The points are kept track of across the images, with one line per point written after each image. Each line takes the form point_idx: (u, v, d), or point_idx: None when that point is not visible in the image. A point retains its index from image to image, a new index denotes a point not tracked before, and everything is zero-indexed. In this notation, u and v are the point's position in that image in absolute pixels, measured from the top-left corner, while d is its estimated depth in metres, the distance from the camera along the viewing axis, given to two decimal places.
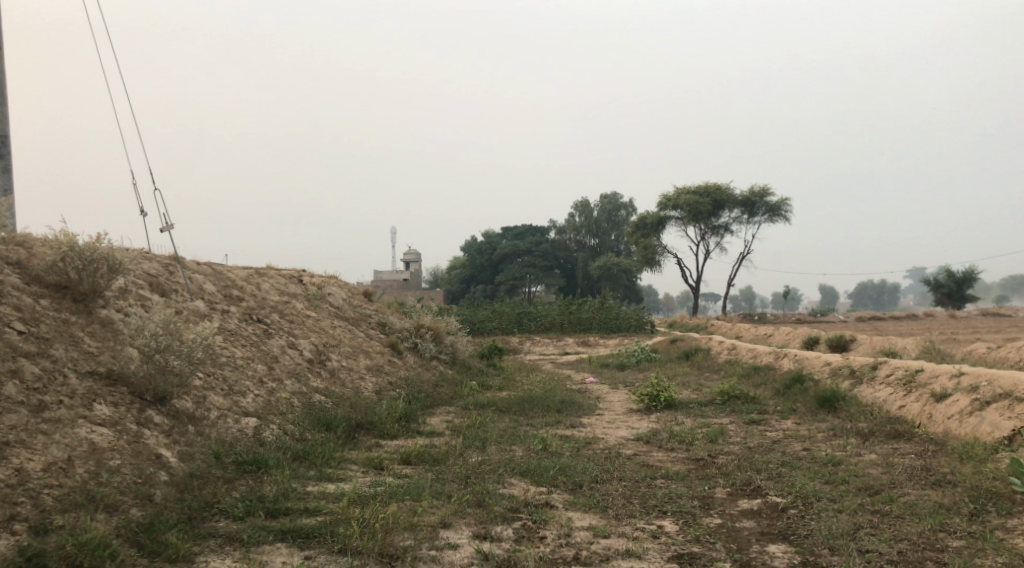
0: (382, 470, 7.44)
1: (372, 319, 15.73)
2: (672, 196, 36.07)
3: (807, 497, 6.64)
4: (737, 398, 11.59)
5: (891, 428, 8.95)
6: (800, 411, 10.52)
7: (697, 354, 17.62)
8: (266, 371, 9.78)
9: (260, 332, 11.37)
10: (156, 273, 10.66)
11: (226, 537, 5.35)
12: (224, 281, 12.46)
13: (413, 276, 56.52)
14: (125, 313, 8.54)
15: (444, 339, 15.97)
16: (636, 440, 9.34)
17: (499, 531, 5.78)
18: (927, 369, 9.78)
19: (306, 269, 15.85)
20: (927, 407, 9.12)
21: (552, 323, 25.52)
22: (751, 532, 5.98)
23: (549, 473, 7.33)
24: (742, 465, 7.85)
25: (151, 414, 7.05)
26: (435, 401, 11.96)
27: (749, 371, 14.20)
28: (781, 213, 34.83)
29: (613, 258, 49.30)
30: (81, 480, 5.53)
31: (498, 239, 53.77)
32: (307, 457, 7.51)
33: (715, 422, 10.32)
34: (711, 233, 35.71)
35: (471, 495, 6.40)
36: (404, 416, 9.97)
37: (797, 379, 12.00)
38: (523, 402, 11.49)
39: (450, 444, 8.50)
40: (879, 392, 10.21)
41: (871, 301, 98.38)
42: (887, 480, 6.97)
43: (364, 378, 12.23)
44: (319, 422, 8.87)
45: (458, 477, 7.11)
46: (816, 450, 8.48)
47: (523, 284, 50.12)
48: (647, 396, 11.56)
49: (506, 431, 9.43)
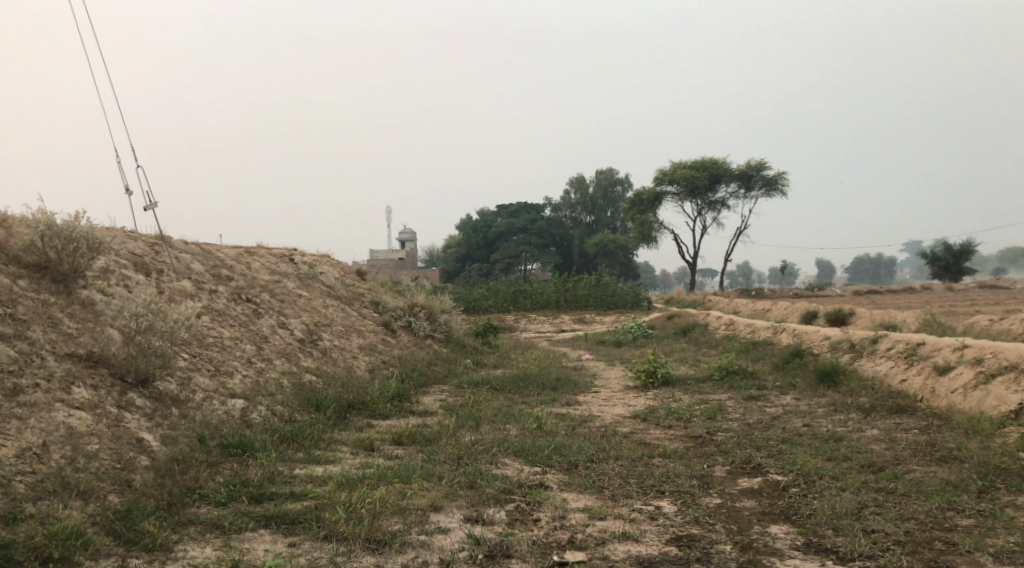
0: (372, 452, 7.24)
1: (365, 298, 15.51)
2: (668, 171, 35.77)
3: (809, 475, 6.45)
4: (736, 374, 11.39)
5: (893, 402, 8.76)
6: (800, 387, 10.33)
7: (694, 329, 17.42)
8: (255, 352, 9.55)
9: (250, 312, 11.13)
10: (142, 252, 10.41)
11: (207, 524, 5.15)
12: (213, 260, 12.22)
13: (409, 255, 56.31)
14: (108, 294, 8.30)
15: (438, 318, 15.75)
16: (633, 417, 9.15)
17: (492, 514, 5.59)
18: (929, 342, 9.59)
19: (297, 249, 15.60)
20: (930, 381, 8.93)
21: (548, 300, 25.31)
22: (752, 512, 5.79)
23: (544, 453, 7.13)
24: (741, 443, 7.66)
25: (132, 397, 6.82)
26: (429, 379, 11.77)
27: (747, 346, 14.01)
28: (777, 187, 34.56)
29: (609, 235, 49.05)
30: (56, 466, 5.32)
31: (494, 217, 53.45)
32: (295, 439, 7.30)
33: (714, 399, 10.13)
34: (707, 209, 35.46)
35: (463, 477, 6.20)
36: (396, 396, 9.76)
37: (796, 354, 11.81)
38: (518, 380, 11.28)
39: (443, 424, 8.29)
40: (880, 365, 10.01)
41: (868, 275, 98.38)
42: (891, 456, 6.79)
43: (357, 357, 12.00)
44: (308, 403, 8.66)
45: (450, 458, 6.91)
46: (817, 426, 8.29)
47: (519, 262, 49.84)
48: (643, 372, 11.37)
49: (500, 410, 9.23)
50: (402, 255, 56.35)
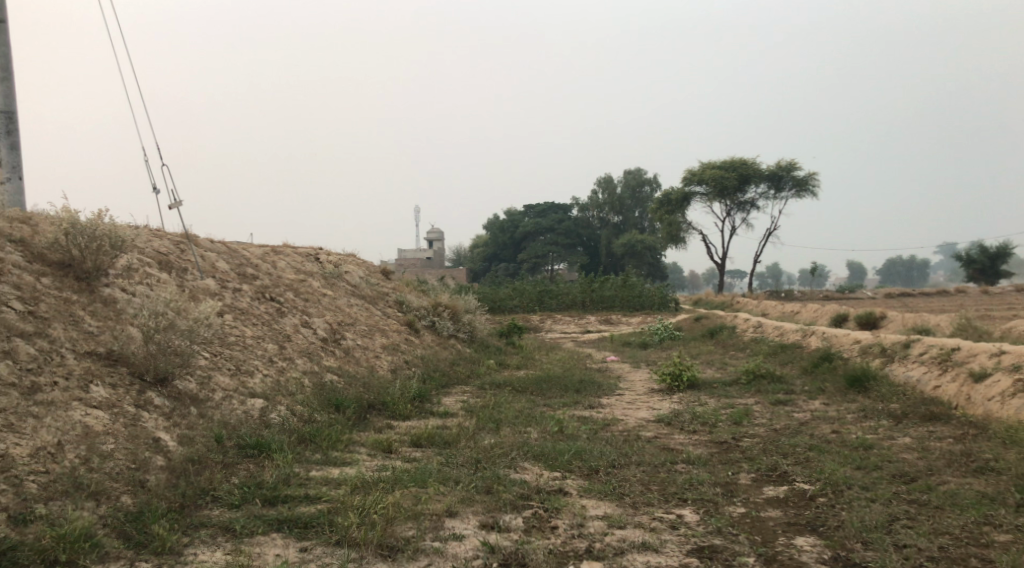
0: (390, 454, 7.14)
1: (390, 297, 15.46)
2: (697, 171, 35.45)
3: (837, 484, 6.27)
4: (763, 378, 11.18)
5: (927, 409, 8.52)
6: (829, 391, 10.10)
7: (722, 331, 17.18)
8: (276, 351, 9.50)
9: (273, 311, 11.09)
10: (166, 250, 10.40)
11: (219, 527, 5.08)
12: (238, 258, 12.21)
13: (436, 254, 56.38)
14: (130, 292, 8.27)
15: (462, 318, 15.67)
16: (657, 421, 8.99)
17: (508, 520, 5.48)
18: (964, 347, 9.33)
19: (322, 248, 15.58)
20: (965, 388, 8.68)
21: (573, 300, 25.16)
22: (777, 522, 5.63)
23: (564, 457, 7.01)
24: (767, 449, 7.47)
25: (150, 397, 6.78)
26: (451, 380, 11.69)
27: (775, 349, 13.77)
28: (808, 188, 34.12)
29: (637, 235, 48.76)
30: (70, 466, 5.28)
31: (521, 216, 53.32)
32: (314, 439, 7.22)
33: (740, 403, 9.94)
34: (736, 209, 35.10)
35: (481, 482, 6.09)
36: (417, 396, 9.68)
37: (825, 357, 11.58)
38: (541, 381, 11.16)
39: (463, 426, 8.19)
40: (912, 370, 9.76)
41: (900, 277, 97.02)
42: (924, 466, 6.59)
43: (379, 356, 11.93)
44: (328, 403, 8.59)
45: (468, 461, 6.81)
46: (846, 433, 8.08)
47: (545, 262, 49.70)
48: (669, 375, 11.19)
49: (522, 412, 9.12)
50: (429, 254, 56.40)
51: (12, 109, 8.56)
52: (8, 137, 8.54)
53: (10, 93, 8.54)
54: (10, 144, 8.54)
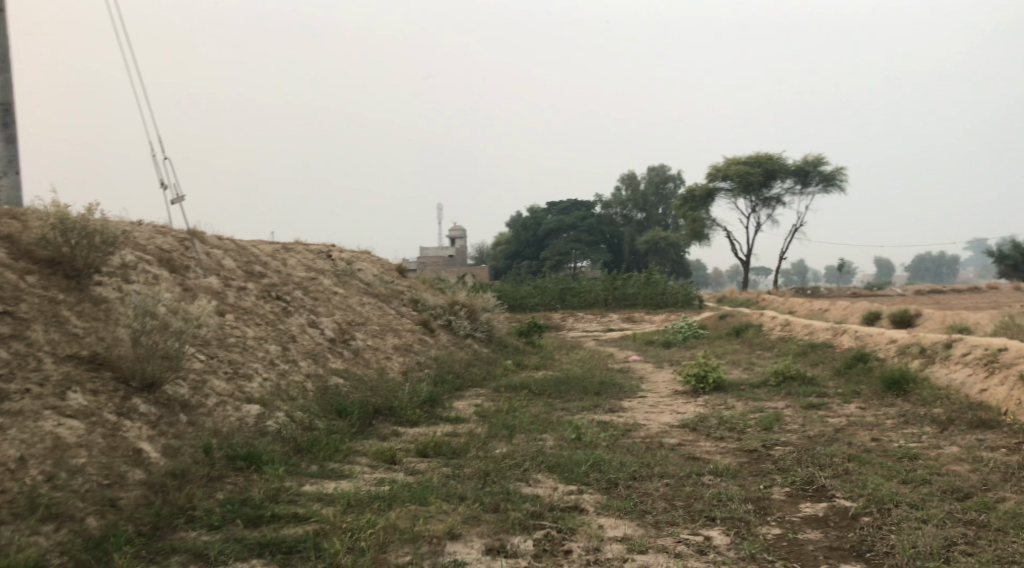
0: (394, 465, 6.63)
1: (404, 295, 14.98)
2: (722, 167, 34.67)
3: (883, 501, 5.70)
4: (794, 379, 10.55)
5: (974, 415, 7.89)
6: (865, 394, 9.47)
7: (748, 330, 16.53)
8: (279, 353, 9.00)
9: (279, 310, 10.59)
10: (169, 248, 9.86)
11: (193, 554, 4.64)
12: (246, 256, 11.72)
13: (458, 252, 56.01)
14: (124, 291, 7.67)
15: (479, 317, 15.17)
16: (681, 427, 8.42)
17: (517, 544, 4.99)
18: (1013, 347, 8.67)
19: (334, 245, 15.10)
20: (1015, 392, 8.03)
21: (595, 299, 24.57)
22: (818, 547, 5.14)
23: (581, 469, 6.46)
24: (802, 459, 6.87)
25: (135, 403, 6.13)
26: (465, 382, 11.23)
27: (805, 349, 13.12)
28: (835, 184, 33.27)
29: (660, 232, 48.04)
30: (31, 484, 4.78)
31: (544, 213, 52.63)
32: (312, 449, 6.71)
33: (769, 407, 9.33)
34: (761, 206, 34.32)
35: (490, 498, 5.57)
36: (427, 400, 9.18)
37: (859, 358, 10.91)
38: (560, 383, 10.60)
39: (474, 434, 7.67)
40: (955, 373, 9.10)
41: (928, 273, 95.47)
42: (978, 481, 6.02)
43: (390, 357, 11.44)
44: (331, 409, 8.10)
45: (476, 474, 6.28)
46: (887, 442, 7.47)
47: (568, 260, 49.10)
48: (693, 377, 10.60)
49: (538, 418, 8.59)
50: (451, 252, 56.03)
51: (7, 100, 8.06)
52: (4, 130, 8.05)
53: (7, 85, 8.06)
54: (6, 137, 8.05)
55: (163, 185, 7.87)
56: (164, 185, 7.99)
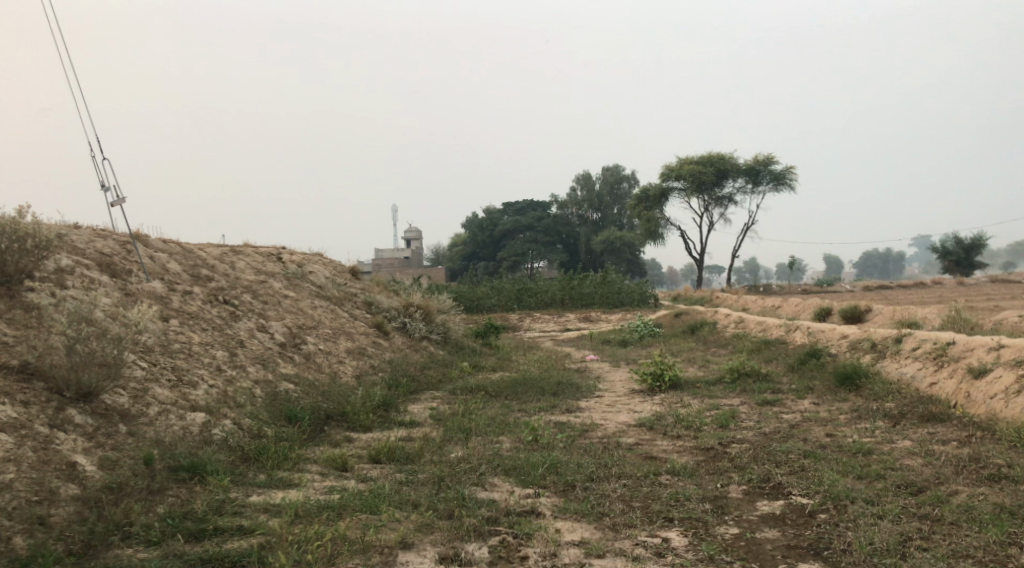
0: (345, 472, 6.46)
1: (357, 298, 14.74)
2: (675, 167, 34.89)
3: (839, 497, 5.67)
4: (749, 376, 10.55)
5: (924, 408, 7.94)
6: (818, 390, 9.49)
7: (703, 327, 16.59)
8: (226, 358, 8.74)
9: (226, 315, 10.31)
10: (110, 252, 9.54)
11: None
12: (193, 260, 11.40)
13: (414, 254, 55.69)
14: (60, 297, 7.37)
15: (435, 319, 15.00)
16: (638, 426, 8.35)
17: (471, 551, 4.86)
18: (960, 341, 8.76)
19: (285, 248, 14.81)
20: (964, 386, 8.10)
21: (552, 299, 24.52)
22: (775, 546, 5.09)
23: (538, 472, 6.34)
24: (758, 456, 6.83)
25: (70, 414, 5.87)
26: (420, 386, 11.05)
27: (759, 345, 13.17)
28: (785, 182, 33.69)
29: (615, 232, 48.23)
30: None
31: (500, 214, 52.53)
32: (260, 458, 6.50)
33: (725, 404, 9.32)
34: (714, 205, 34.60)
35: (444, 504, 5.42)
36: (381, 405, 9.00)
37: (812, 354, 10.97)
38: (516, 385, 10.48)
39: (428, 439, 7.52)
40: (905, 367, 9.17)
41: (877, 270, 97.34)
42: (931, 474, 6.02)
43: (343, 361, 11.21)
44: (280, 416, 7.88)
45: (430, 479, 6.14)
46: (841, 437, 7.48)
47: (525, 260, 49.07)
48: (650, 375, 10.55)
49: (494, 420, 8.46)
50: (407, 254, 55.69)
51: None
52: None
53: None
54: None
55: (104, 187, 7.59)
56: (104, 187, 7.71)
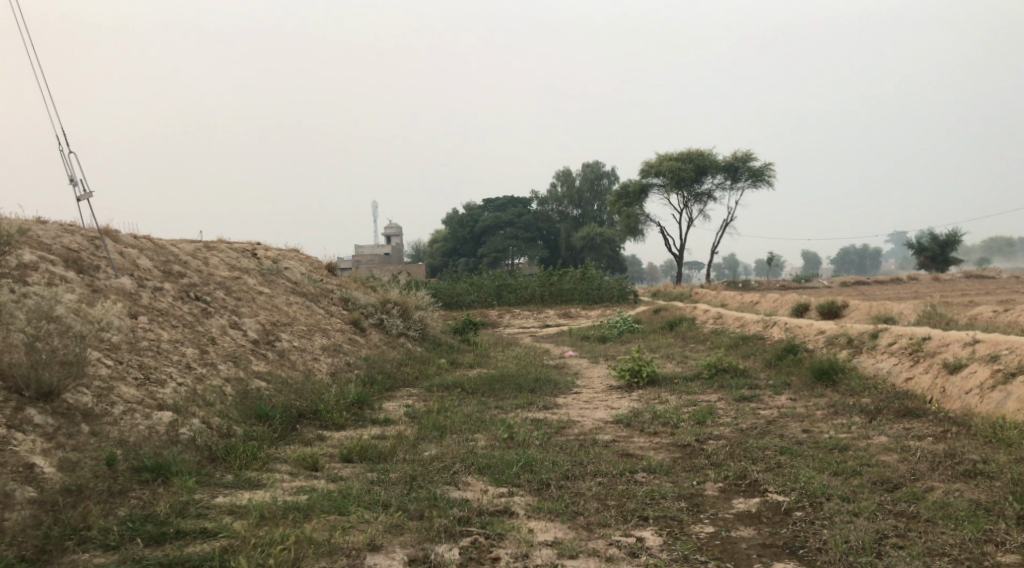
0: (316, 472, 6.34)
1: (334, 294, 14.58)
2: (654, 163, 34.87)
3: (815, 495, 5.61)
4: (726, 372, 10.52)
5: (900, 404, 7.92)
6: (795, 386, 9.46)
7: (682, 323, 16.56)
8: (196, 356, 8.58)
9: (198, 312, 10.13)
10: (78, 248, 9.34)
11: None
12: (165, 256, 11.20)
13: (395, 250, 55.47)
14: (22, 293, 7.19)
15: (412, 315, 14.87)
16: (615, 423, 8.27)
17: (442, 553, 4.77)
18: (936, 336, 8.75)
19: (260, 244, 14.63)
20: (939, 381, 8.08)
21: (532, 295, 24.44)
22: (751, 545, 5.04)
23: (512, 470, 6.25)
24: (734, 453, 6.77)
25: (30, 414, 5.72)
26: (396, 383, 10.93)
27: (737, 341, 13.15)
28: (764, 179, 33.78)
29: (595, 228, 48.20)
30: None
31: (481, 210, 52.39)
32: (228, 458, 6.37)
33: (703, 400, 9.27)
34: (693, 201, 34.63)
35: (415, 504, 5.32)
36: (356, 402, 8.88)
37: (789, 349, 10.95)
38: (492, 381, 10.38)
39: (402, 437, 7.42)
40: (881, 362, 9.16)
41: (855, 266, 97.98)
42: (906, 471, 5.97)
43: (317, 358, 11.06)
44: (251, 414, 7.74)
45: (402, 478, 6.03)
46: (818, 433, 7.44)
47: (506, 257, 48.92)
48: (628, 371, 10.49)
49: (469, 417, 8.37)
50: (387, 250, 55.45)
51: None
52: None
53: None
54: None
55: (73, 181, 7.42)
56: (73, 181, 7.54)
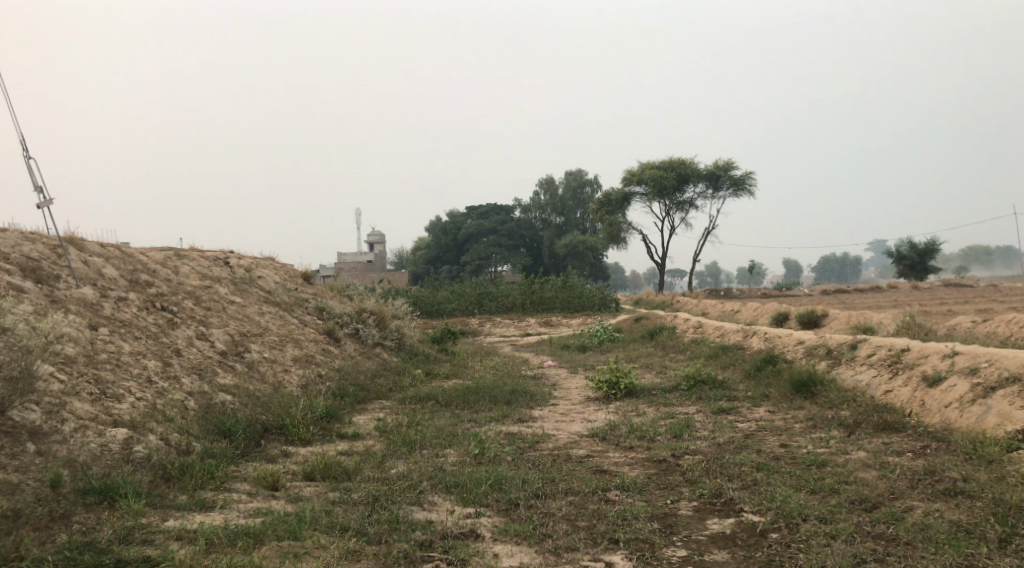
0: (277, 491, 6.09)
1: (309, 303, 14.29)
2: (636, 171, 34.80)
3: (791, 515, 5.42)
4: (704, 383, 10.33)
5: (879, 417, 7.75)
6: (774, 398, 9.28)
7: (662, 332, 16.39)
8: (159, 368, 8.30)
9: (163, 322, 9.83)
10: (37, 256, 9.02)
11: None
12: (131, 264, 10.90)
13: (378, 257, 55.10)
14: None
15: (389, 325, 14.61)
16: (591, 437, 8.06)
17: None
18: (915, 348, 8.60)
19: (233, 252, 14.34)
20: (918, 394, 7.93)
21: (513, 303, 24.21)
22: None
23: (481, 489, 6.02)
24: (711, 470, 6.56)
25: None
26: (369, 395, 10.68)
27: (716, 351, 12.99)
28: (745, 187, 33.77)
29: (578, 236, 48.05)
30: None
31: (463, 217, 52.18)
32: (184, 477, 6.13)
33: (681, 412, 9.06)
34: (675, 209, 34.56)
35: (377, 526, 5.10)
36: (324, 416, 8.62)
37: (768, 360, 10.77)
38: (466, 393, 10.15)
39: (371, 453, 7.17)
40: (860, 374, 8.99)
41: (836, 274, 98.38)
42: (885, 489, 5.79)
43: (288, 370, 10.78)
44: (214, 430, 7.47)
45: (365, 498, 5.80)
46: (796, 448, 7.26)
47: (489, 264, 48.43)
48: (605, 383, 10.28)
49: (441, 431, 8.13)
50: (369, 257, 55.09)
51: None
52: None
53: None
54: None
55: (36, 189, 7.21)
56: (36, 189, 7.31)
